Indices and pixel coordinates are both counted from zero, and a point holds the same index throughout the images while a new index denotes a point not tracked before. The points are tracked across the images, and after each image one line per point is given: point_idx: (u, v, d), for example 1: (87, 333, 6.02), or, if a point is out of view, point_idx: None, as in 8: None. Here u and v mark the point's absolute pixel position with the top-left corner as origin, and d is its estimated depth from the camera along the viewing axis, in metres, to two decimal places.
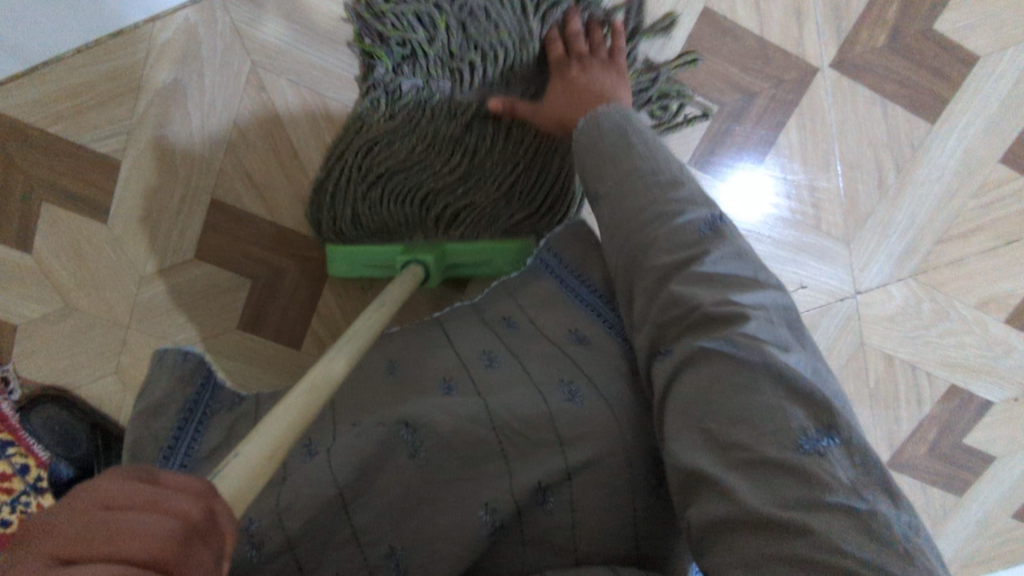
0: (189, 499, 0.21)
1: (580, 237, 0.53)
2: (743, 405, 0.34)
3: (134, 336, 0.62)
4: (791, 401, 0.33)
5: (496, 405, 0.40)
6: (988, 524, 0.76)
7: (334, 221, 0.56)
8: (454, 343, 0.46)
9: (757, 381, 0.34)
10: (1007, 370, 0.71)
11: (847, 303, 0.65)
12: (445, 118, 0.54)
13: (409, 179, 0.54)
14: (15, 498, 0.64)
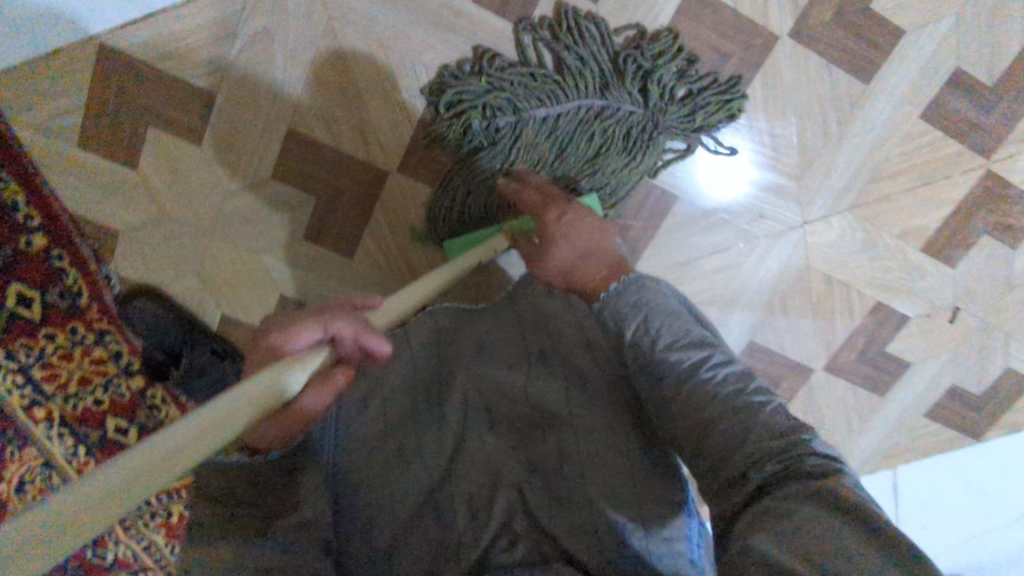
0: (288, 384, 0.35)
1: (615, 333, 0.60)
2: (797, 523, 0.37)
3: (218, 243, 0.76)
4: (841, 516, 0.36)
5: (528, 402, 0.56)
6: (903, 419, 0.96)
7: (458, 127, 0.70)
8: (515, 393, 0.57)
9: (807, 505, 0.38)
10: (922, 290, 0.86)
11: (796, 231, 0.81)
12: (553, 95, 0.70)
13: (509, 122, 0.70)
14: (109, 380, 0.80)
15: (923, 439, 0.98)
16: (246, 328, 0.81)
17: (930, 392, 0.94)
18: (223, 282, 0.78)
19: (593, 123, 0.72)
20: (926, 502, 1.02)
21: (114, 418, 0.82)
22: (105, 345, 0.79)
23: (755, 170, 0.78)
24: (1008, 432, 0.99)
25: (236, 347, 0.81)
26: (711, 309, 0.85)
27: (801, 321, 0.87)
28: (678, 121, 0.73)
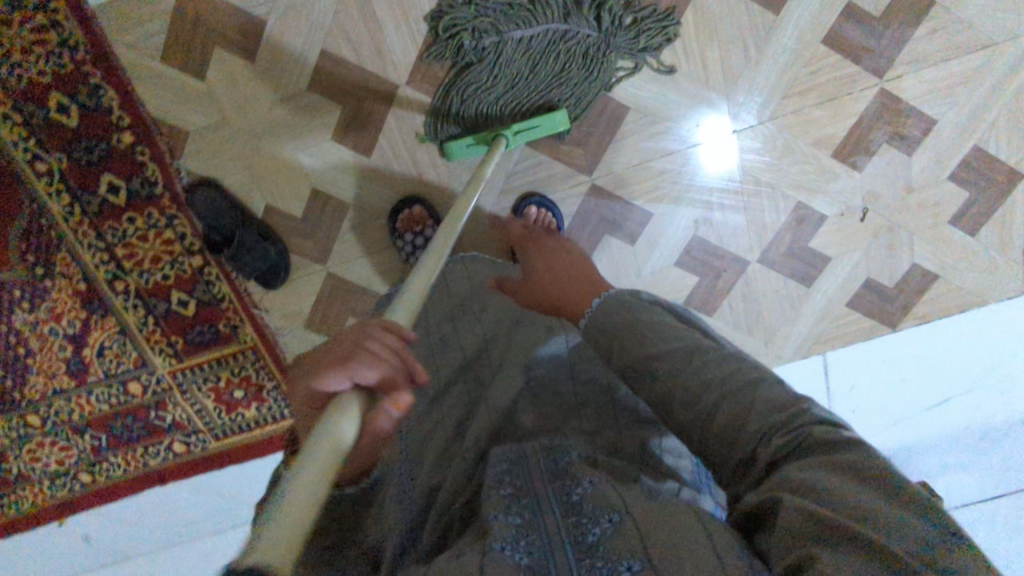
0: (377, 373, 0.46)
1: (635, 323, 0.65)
2: (816, 496, 0.44)
3: (265, 143, 0.98)
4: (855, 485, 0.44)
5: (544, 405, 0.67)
6: (828, 309, 1.14)
7: (450, 46, 0.92)
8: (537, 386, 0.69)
9: (821, 475, 0.45)
10: (835, 191, 1.05)
11: (727, 139, 1.01)
12: (525, 20, 0.90)
13: (491, 43, 0.91)
14: (175, 259, 1.03)
15: (847, 329, 1.16)
16: (285, 217, 1.02)
17: (849, 284, 1.13)
18: (269, 177, 0.99)
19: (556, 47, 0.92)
20: (854, 384, 1.18)
21: (178, 291, 1.05)
22: (174, 228, 1.01)
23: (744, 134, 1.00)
24: (921, 323, 1.17)
25: (274, 232, 1.02)
26: (659, 206, 1.04)
27: (735, 216, 1.06)
28: (626, 43, 0.92)
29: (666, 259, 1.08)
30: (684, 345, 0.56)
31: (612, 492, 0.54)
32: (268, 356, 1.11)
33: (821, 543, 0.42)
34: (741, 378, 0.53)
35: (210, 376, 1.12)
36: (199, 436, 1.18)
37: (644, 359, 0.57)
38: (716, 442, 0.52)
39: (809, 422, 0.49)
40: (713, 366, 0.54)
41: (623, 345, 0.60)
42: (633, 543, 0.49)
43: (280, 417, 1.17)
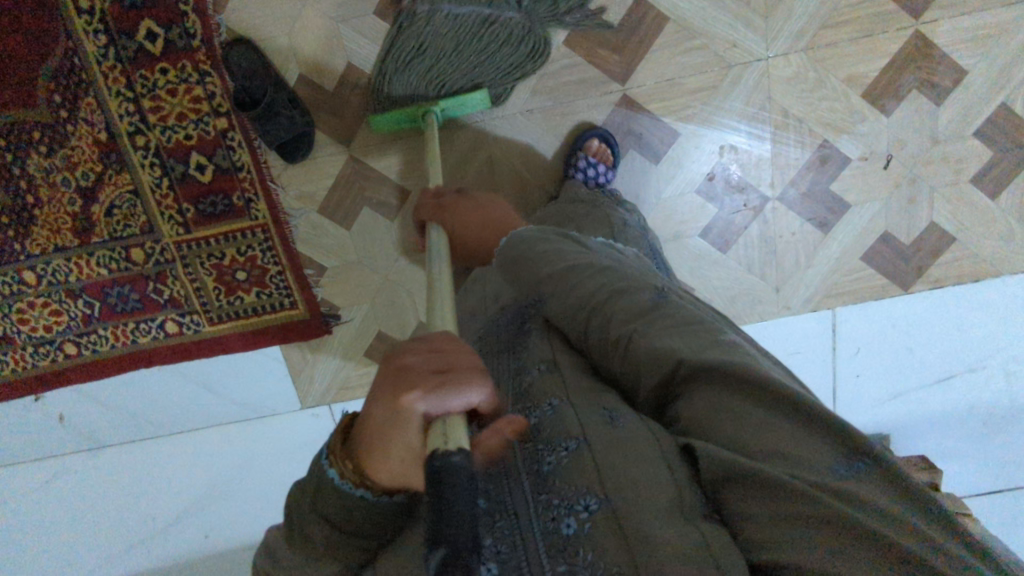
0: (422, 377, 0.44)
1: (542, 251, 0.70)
2: (742, 433, 0.49)
3: (307, 9, 0.99)
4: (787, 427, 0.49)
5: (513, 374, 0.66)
6: (842, 260, 1.14)
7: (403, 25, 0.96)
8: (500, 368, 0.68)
9: (745, 412, 0.50)
10: (861, 133, 1.06)
11: (761, 64, 1.02)
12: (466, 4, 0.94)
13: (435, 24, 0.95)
14: (201, 118, 1.02)
15: (860, 285, 1.16)
16: (315, 89, 1.02)
17: (865, 236, 1.12)
18: (305, 46, 1.01)
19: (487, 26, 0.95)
20: (859, 350, 1.20)
21: (198, 155, 1.04)
22: (205, 85, 1.00)
23: (760, 138, 1.06)
24: (934, 288, 1.17)
25: (303, 103, 1.02)
26: (687, 125, 1.05)
27: (762, 145, 1.06)
28: (548, 15, 0.96)
29: (687, 184, 1.09)
30: (573, 265, 0.66)
31: (569, 416, 0.55)
32: (278, 238, 1.10)
33: (747, 487, 0.46)
34: (617, 290, 0.63)
35: (216, 252, 1.10)
36: (195, 317, 1.15)
37: (536, 280, 0.67)
38: (602, 341, 0.62)
39: (670, 325, 0.59)
40: (594, 273, 0.65)
41: (541, 278, 0.66)
42: (587, 478, 0.48)
43: (280, 307, 1.15)
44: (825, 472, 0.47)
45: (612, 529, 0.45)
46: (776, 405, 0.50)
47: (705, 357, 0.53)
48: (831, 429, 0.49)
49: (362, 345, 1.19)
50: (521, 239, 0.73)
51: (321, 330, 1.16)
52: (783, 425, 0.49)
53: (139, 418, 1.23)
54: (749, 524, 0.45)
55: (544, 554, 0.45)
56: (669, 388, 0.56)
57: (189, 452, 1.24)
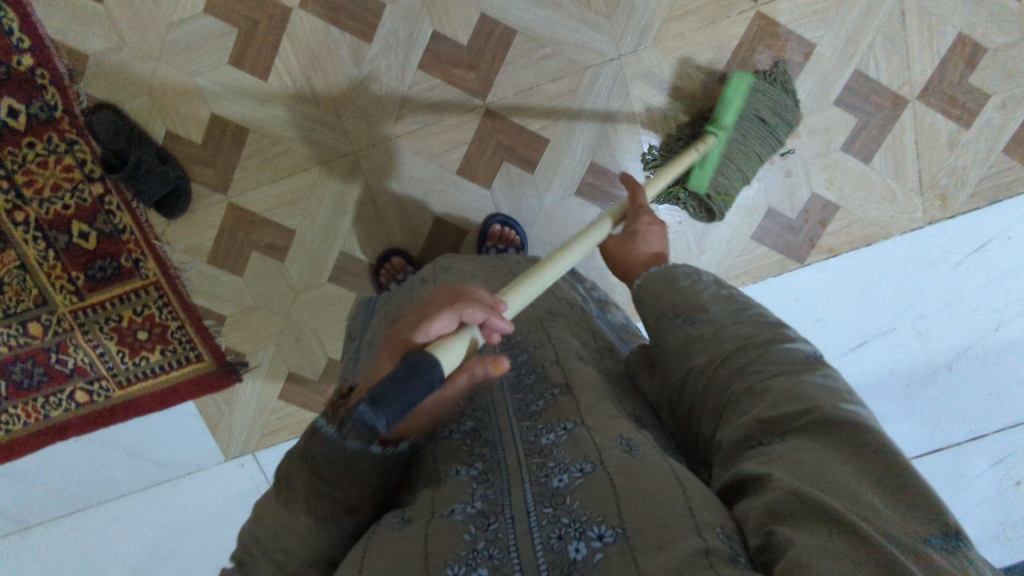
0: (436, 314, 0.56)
1: (663, 288, 0.70)
2: (829, 477, 0.44)
3: (163, 66, 1.01)
4: (880, 487, 0.43)
5: (557, 381, 0.66)
6: (734, 242, 1.16)
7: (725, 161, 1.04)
8: (555, 365, 0.69)
9: (841, 460, 0.45)
10: None
11: (614, 64, 1.05)
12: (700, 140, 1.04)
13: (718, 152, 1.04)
14: (75, 187, 1.04)
15: (756, 264, 1.17)
16: (184, 143, 1.04)
17: (751, 215, 1.15)
18: (168, 102, 1.03)
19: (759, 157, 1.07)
20: None
21: (79, 222, 1.05)
22: (74, 153, 1.02)
23: None
24: (829, 257, 1.18)
25: (174, 157, 1.04)
26: (555, 130, 1.07)
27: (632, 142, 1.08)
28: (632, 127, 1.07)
29: (568, 188, 1.10)
30: (736, 309, 0.64)
31: (586, 442, 0.55)
32: (173, 293, 1.11)
33: (801, 518, 0.42)
34: (744, 335, 0.59)
35: (113, 315, 1.11)
36: (103, 383, 1.15)
37: (665, 305, 0.68)
38: (703, 375, 0.60)
39: (819, 379, 0.53)
40: (723, 318, 0.63)
41: (666, 308, 0.68)
42: (605, 506, 0.48)
43: (186, 361, 1.15)
44: (917, 541, 0.40)
45: (625, 561, 0.44)
46: (874, 463, 0.44)
47: (844, 410, 0.49)
48: (930, 505, 0.42)
49: (275, 388, 1.19)
50: (669, 275, 0.72)
51: (230, 378, 1.17)
52: (871, 484, 0.43)
53: (64, 492, 1.22)
54: (793, 550, 0.40)
55: (544, 571, 0.45)
56: (758, 434, 0.51)
57: (118, 520, 1.23)
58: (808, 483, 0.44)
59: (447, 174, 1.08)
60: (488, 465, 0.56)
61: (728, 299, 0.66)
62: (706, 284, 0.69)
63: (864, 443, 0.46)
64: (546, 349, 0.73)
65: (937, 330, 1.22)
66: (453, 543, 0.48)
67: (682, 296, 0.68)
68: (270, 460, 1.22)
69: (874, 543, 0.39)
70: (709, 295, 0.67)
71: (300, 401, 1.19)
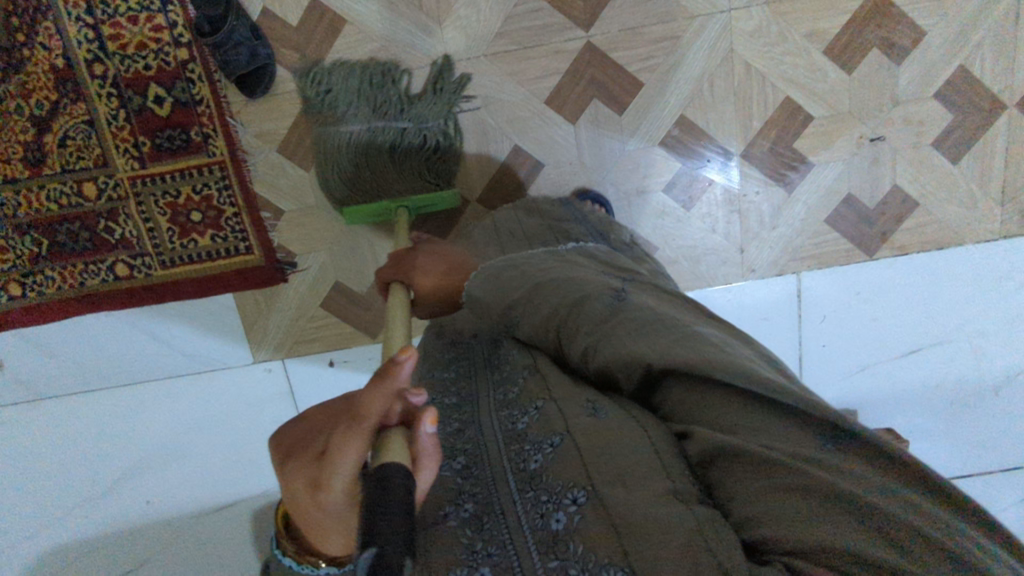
0: (338, 471, 0.39)
1: (496, 274, 0.73)
2: (730, 425, 0.50)
3: None
4: (783, 420, 0.50)
5: (503, 382, 0.68)
6: (805, 222, 1.14)
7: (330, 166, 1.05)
8: (495, 375, 0.71)
9: (726, 403, 0.51)
10: (823, 91, 1.07)
11: (721, 18, 1.03)
12: (381, 160, 1.05)
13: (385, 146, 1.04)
14: (161, 48, 1.01)
15: (824, 249, 1.15)
16: (278, 24, 1.02)
17: (828, 197, 1.13)
18: None
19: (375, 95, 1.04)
20: (826, 318, 1.20)
21: (157, 86, 1.03)
22: (167, 13, 1.00)
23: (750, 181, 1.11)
24: (898, 256, 1.17)
25: (267, 36, 1.02)
26: (651, 76, 1.05)
27: (724, 101, 1.07)
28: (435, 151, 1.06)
29: (650, 140, 1.09)
30: (548, 282, 0.68)
31: (555, 415, 0.57)
32: (235, 176, 1.08)
33: (746, 473, 0.47)
34: (578, 297, 0.64)
35: (171, 189, 1.08)
36: (146, 260, 1.12)
37: (507, 299, 0.69)
38: (573, 348, 0.63)
39: (635, 324, 0.59)
40: (557, 283, 0.67)
41: (512, 290, 0.69)
42: (575, 471, 0.51)
43: (235, 250, 1.12)
44: (830, 458, 0.47)
45: (602, 520, 0.47)
46: (756, 404, 0.50)
47: (672, 356, 0.53)
48: (807, 412, 0.49)
49: (320, 295, 1.16)
50: (489, 264, 0.74)
51: (277, 277, 1.14)
52: (765, 421, 0.50)
53: (85, 368, 1.19)
54: (754, 507, 0.46)
55: (533, 548, 0.48)
56: (647, 383, 0.57)
57: (138, 404, 1.21)
58: (726, 448, 0.48)
59: (535, 102, 1.06)
60: (472, 459, 0.58)
61: (554, 265, 0.73)
62: (531, 258, 0.75)
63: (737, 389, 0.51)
64: (496, 357, 0.74)
65: (995, 350, 1.20)
66: (454, 549, 0.49)
67: (524, 271, 0.71)
68: (300, 368, 1.20)
69: (806, 477, 0.45)
70: (541, 267, 0.72)
71: (342, 313, 1.17)
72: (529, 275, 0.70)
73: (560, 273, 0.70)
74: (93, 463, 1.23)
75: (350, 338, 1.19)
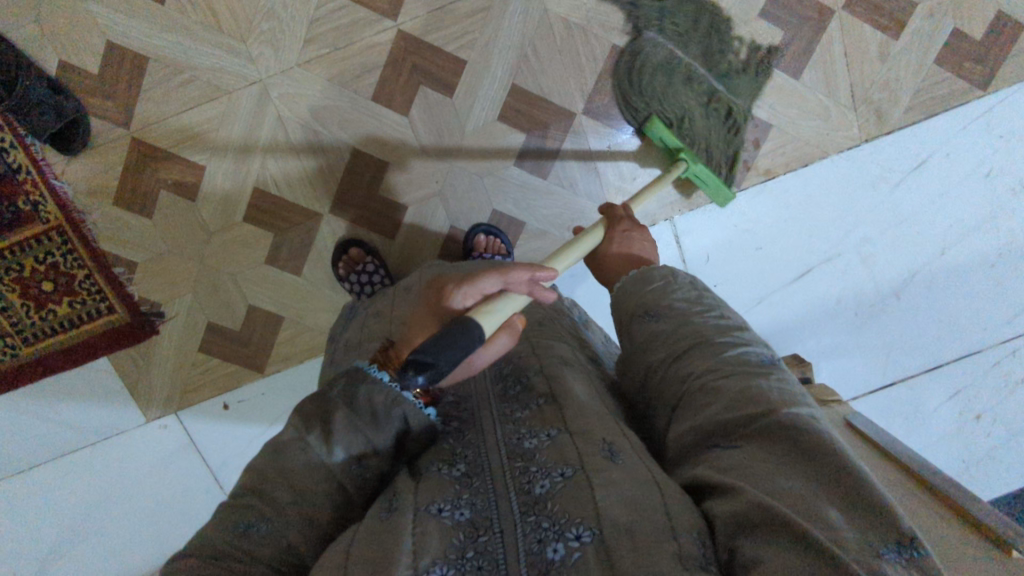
0: (483, 283, 0.62)
1: (640, 294, 0.73)
2: (789, 494, 0.48)
3: None
4: (845, 512, 0.46)
5: (543, 382, 0.68)
6: None
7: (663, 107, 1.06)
8: (538, 369, 0.70)
9: (800, 475, 0.49)
10: (646, 32, 1.06)
11: None
12: (698, 109, 1.07)
13: (708, 119, 1.07)
14: None
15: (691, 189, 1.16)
16: (81, 75, 1.00)
17: None
18: (63, 32, 0.99)
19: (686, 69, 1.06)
20: (711, 258, 1.18)
21: None
22: None
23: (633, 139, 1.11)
24: (767, 180, 1.16)
25: (70, 90, 1.00)
26: (472, 51, 1.04)
27: (551, 62, 1.05)
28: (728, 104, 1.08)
29: (487, 115, 1.07)
30: (691, 311, 0.68)
31: (569, 448, 0.58)
32: (77, 237, 1.05)
33: (772, 535, 0.46)
34: (699, 336, 0.64)
35: (14, 265, 1.05)
36: (9, 341, 1.09)
37: (649, 304, 0.71)
38: (671, 377, 0.63)
39: (766, 373, 0.58)
40: (692, 321, 0.66)
41: (645, 316, 0.70)
42: (584, 510, 0.52)
43: (97, 313, 1.09)
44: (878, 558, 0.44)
45: (602, 565, 0.48)
46: (835, 479, 0.48)
47: (792, 416, 0.52)
48: (885, 515, 0.46)
49: (195, 339, 1.13)
50: (653, 277, 0.74)
51: (147, 330, 1.11)
52: (820, 495, 0.48)
53: None
54: (761, 568, 0.44)
55: (525, 569, 0.50)
56: (730, 433, 0.54)
57: (31, 490, 1.16)
58: (773, 508, 0.46)
59: (362, 101, 1.04)
60: (471, 468, 0.60)
61: (718, 306, 0.69)
62: (690, 286, 0.72)
63: (834, 461, 0.49)
64: (525, 350, 0.76)
65: (883, 254, 1.19)
66: (441, 547, 0.52)
67: (663, 299, 0.70)
68: (195, 420, 1.16)
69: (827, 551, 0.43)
70: (701, 301, 0.69)
71: (222, 352, 1.14)
72: (670, 309, 0.69)
73: (717, 310, 0.68)
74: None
75: (237, 377, 1.15)
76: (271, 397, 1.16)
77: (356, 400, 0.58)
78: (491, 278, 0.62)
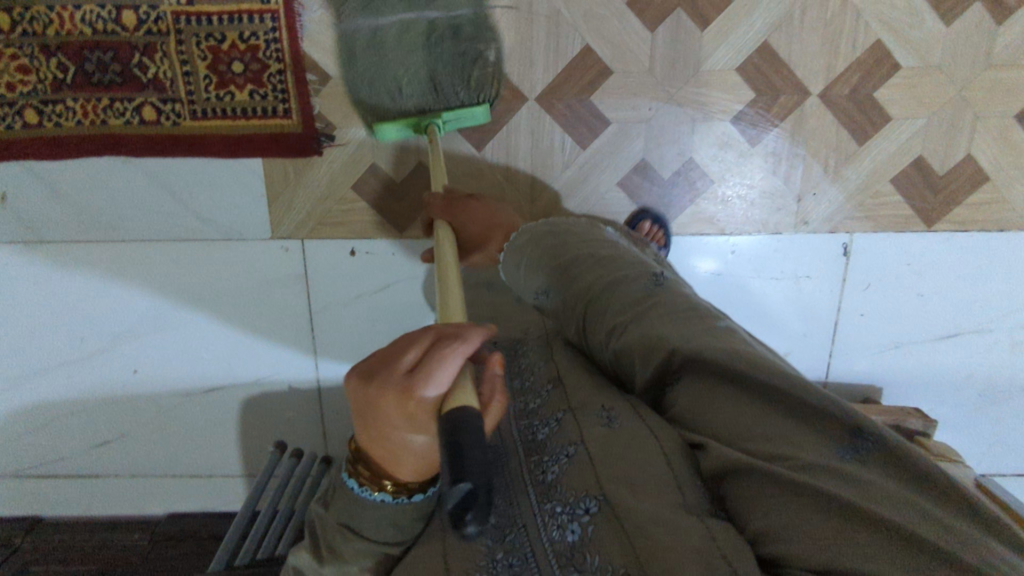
0: (445, 368, 0.48)
1: (546, 258, 0.84)
2: (750, 435, 0.56)
3: None
4: (804, 434, 0.54)
5: (550, 382, 0.76)
6: (869, 182, 1.09)
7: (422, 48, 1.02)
8: (553, 367, 0.79)
9: (739, 407, 0.58)
10: (914, 38, 1.02)
11: None
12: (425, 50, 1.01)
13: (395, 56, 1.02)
14: None
15: (886, 212, 1.10)
16: None
17: (900, 155, 1.07)
18: None
19: (479, 61, 1.03)
20: (870, 286, 1.15)
21: None
22: None
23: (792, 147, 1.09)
24: (957, 231, 1.11)
25: None
26: None
27: (811, 34, 1.02)
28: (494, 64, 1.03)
29: (728, 58, 1.03)
30: (592, 256, 0.80)
31: (569, 432, 0.65)
32: (287, 29, 1.02)
33: (749, 483, 0.53)
34: (605, 284, 0.75)
35: (217, 33, 1.01)
36: (177, 107, 1.05)
37: (557, 260, 0.82)
38: (601, 332, 0.73)
39: (662, 312, 0.68)
40: (591, 266, 0.79)
41: (564, 274, 0.81)
42: (587, 485, 0.58)
43: (272, 112, 1.06)
44: (846, 464, 0.51)
45: (615, 533, 0.54)
46: (776, 408, 0.56)
47: (691, 349, 0.62)
48: (832, 423, 0.53)
49: (352, 177, 1.10)
50: (537, 239, 0.88)
51: (312, 148, 1.08)
52: (772, 424, 0.56)
53: (90, 216, 1.12)
54: (767, 519, 0.51)
55: (554, 561, 0.54)
56: (664, 379, 0.66)
57: (142, 263, 1.15)
58: (746, 460, 0.54)
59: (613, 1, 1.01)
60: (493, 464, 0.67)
61: (611, 246, 0.82)
62: (589, 236, 0.85)
63: (751, 389, 0.57)
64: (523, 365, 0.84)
65: None
66: (474, 554, 0.57)
67: (568, 252, 0.82)
68: (318, 254, 1.14)
69: (800, 483, 0.50)
70: (594, 248, 0.82)
71: (373, 199, 1.11)
72: (570, 258, 0.81)
73: (615, 254, 0.80)
74: (88, 322, 1.17)
75: (376, 227, 1.13)
76: (401, 258, 1.15)
77: (361, 524, 0.60)
78: (442, 362, 0.48)
